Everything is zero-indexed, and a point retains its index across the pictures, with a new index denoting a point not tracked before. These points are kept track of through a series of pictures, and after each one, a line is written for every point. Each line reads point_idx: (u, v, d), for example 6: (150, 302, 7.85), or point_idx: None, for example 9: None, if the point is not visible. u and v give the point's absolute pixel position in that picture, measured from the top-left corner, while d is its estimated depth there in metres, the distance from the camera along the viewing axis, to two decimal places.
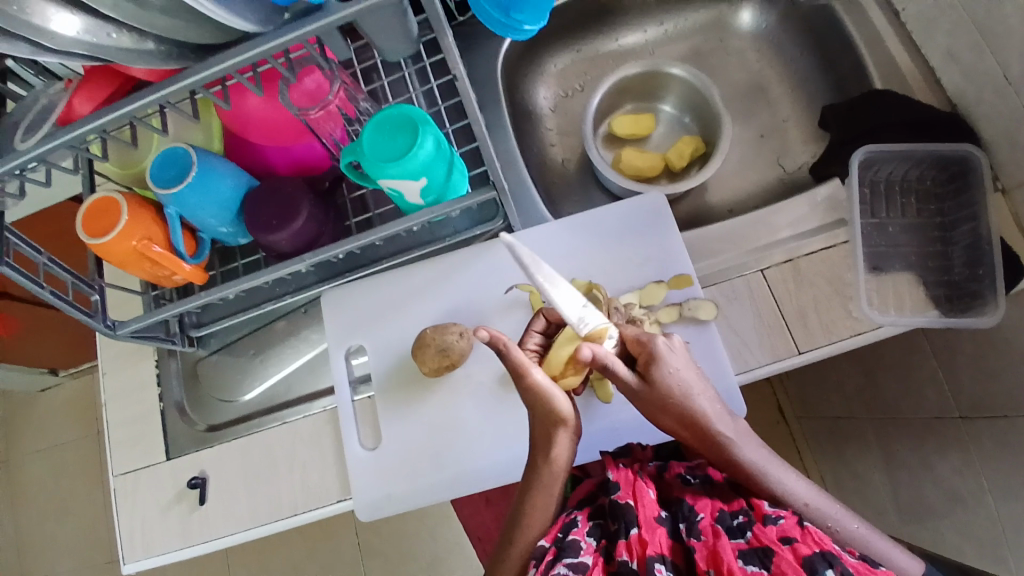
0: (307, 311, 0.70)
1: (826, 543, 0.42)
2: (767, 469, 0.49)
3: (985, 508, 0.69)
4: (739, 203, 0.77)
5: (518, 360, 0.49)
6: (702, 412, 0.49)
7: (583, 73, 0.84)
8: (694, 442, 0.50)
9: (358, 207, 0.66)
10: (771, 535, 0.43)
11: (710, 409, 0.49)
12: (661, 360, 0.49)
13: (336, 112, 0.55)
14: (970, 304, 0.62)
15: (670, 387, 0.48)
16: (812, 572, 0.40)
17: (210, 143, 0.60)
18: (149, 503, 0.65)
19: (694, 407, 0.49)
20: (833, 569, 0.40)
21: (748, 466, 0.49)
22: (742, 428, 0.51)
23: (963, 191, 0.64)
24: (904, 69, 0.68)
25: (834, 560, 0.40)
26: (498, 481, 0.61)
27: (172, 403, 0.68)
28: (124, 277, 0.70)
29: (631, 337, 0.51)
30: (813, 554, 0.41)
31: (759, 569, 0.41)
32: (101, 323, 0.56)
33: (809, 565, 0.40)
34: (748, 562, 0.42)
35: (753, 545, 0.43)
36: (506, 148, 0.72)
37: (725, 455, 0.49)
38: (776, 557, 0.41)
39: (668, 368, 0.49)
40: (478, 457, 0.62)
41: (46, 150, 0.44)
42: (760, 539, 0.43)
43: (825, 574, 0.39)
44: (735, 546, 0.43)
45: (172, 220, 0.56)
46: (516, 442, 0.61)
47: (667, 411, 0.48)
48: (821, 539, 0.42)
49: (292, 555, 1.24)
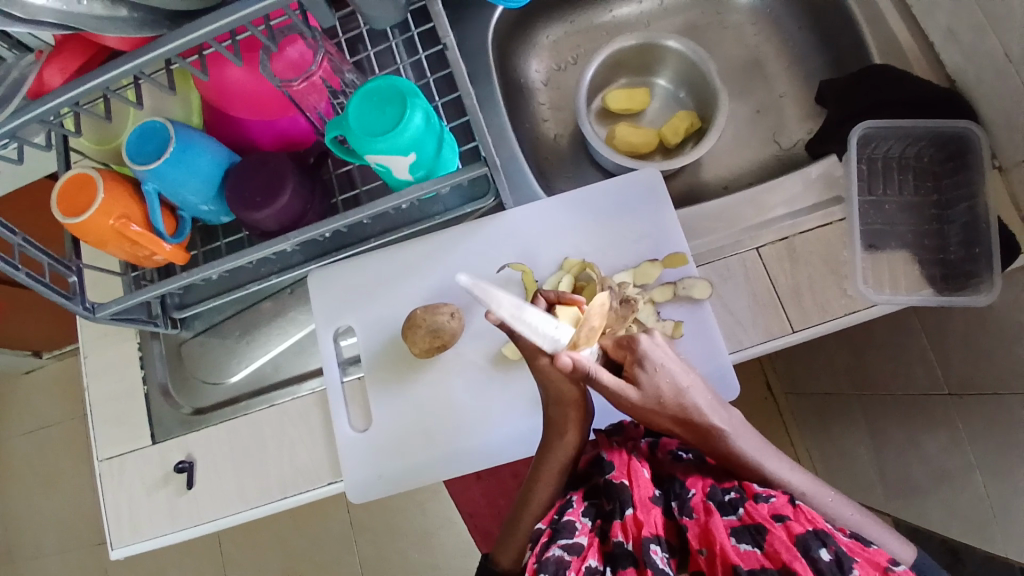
0: (293, 292, 0.68)
1: (819, 521, 0.42)
2: (761, 458, 0.48)
3: (970, 485, 0.69)
4: (734, 180, 0.75)
5: None
6: (692, 406, 0.47)
7: (577, 46, 0.82)
8: (690, 436, 0.49)
9: (344, 183, 0.64)
10: (763, 513, 0.43)
11: (704, 403, 0.47)
12: (647, 359, 0.46)
13: (320, 83, 0.53)
14: (963, 283, 0.62)
15: (659, 386, 0.46)
16: (804, 551, 0.40)
17: (189, 117, 0.58)
18: (135, 486, 0.64)
19: (688, 403, 0.47)
20: (825, 548, 0.40)
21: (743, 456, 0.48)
22: (737, 417, 0.49)
23: (962, 170, 0.63)
24: (904, 45, 0.67)
25: (826, 539, 0.41)
26: (520, 452, 0.60)
27: (156, 385, 0.66)
28: (104, 256, 0.68)
29: (611, 344, 0.48)
30: (806, 533, 0.41)
31: (751, 547, 0.42)
32: (80, 306, 0.54)
33: (802, 543, 0.41)
34: (741, 541, 0.43)
35: (745, 522, 0.43)
36: (497, 122, 0.70)
37: (720, 447, 0.48)
38: (768, 535, 0.42)
39: (652, 367, 0.46)
40: (490, 431, 0.61)
41: (18, 125, 0.41)
42: (752, 517, 0.43)
43: (818, 553, 0.40)
44: (727, 523, 0.43)
45: (150, 197, 0.54)
46: (531, 414, 0.61)
47: (658, 412, 0.46)
48: (813, 517, 0.42)
49: (282, 533, 1.24)
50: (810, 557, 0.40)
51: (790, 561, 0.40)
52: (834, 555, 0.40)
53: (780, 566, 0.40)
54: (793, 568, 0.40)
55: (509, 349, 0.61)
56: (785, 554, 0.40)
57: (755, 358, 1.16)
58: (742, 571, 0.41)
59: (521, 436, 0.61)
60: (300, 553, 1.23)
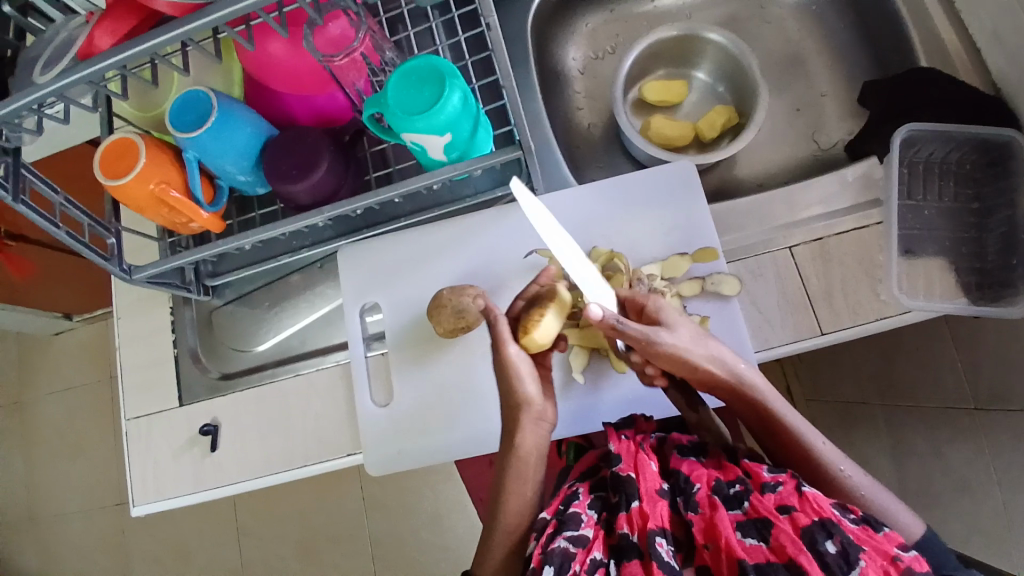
0: (323, 267, 0.69)
1: (825, 510, 0.42)
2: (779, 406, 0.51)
3: (992, 502, 0.68)
4: (768, 178, 0.74)
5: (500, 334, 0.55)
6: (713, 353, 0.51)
7: (615, 35, 0.81)
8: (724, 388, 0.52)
9: (378, 162, 0.64)
10: (768, 505, 0.43)
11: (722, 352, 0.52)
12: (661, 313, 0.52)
13: (359, 59, 0.53)
14: (999, 294, 0.60)
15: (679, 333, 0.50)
16: (809, 543, 0.40)
17: (230, 89, 0.59)
18: (162, 447, 0.65)
19: (711, 347, 0.51)
20: (832, 540, 0.40)
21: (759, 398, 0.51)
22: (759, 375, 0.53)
23: (1003, 177, 0.62)
24: (952, 46, 0.65)
25: (832, 529, 0.40)
26: (477, 450, 0.62)
27: (186, 349, 0.68)
28: (141, 222, 0.69)
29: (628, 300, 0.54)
30: (812, 525, 0.41)
31: (757, 541, 0.41)
32: (117, 267, 0.56)
33: (808, 536, 0.41)
34: (746, 535, 0.42)
35: (751, 515, 0.43)
36: (532, 108, 0.70)
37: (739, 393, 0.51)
38: (774, 528, 0.42)
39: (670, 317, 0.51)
40: (453, 429, 0.62)
41: (67, 85, 0.42)
42: (758, 509, 0.43)
43: (824, 546, 0.40)
44: (732, 518, 0.43)
45: (191, 165, 0.55)
46: (485, 414, 0.62)
47: (693, 355, 0.50)
48: (820, 507, 0.42)
49: (297, 505, 1.27)
50: (816, 550, 0.40)
51: (795, 554, 0.40)
52: (840, 546, 0.40)
53: (786, 560, 0.40)
54: (799, 561, 0.39)
55: None
56: (791, 548, 0.40)
57: (778, 361, 1.14)
58: (747, 565, 0.40)
59: (492, 431, 0.62)
60: (314, 525, 1.25)
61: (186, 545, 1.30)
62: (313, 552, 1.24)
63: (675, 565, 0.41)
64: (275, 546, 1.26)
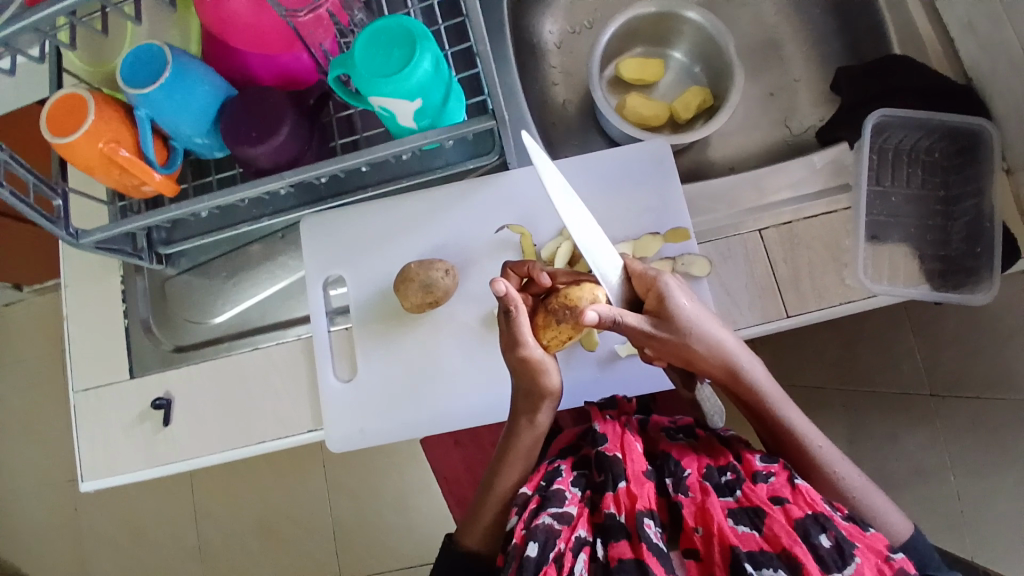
0: (285, 236, 0.67)
1: (818, 505, 0.42)
2: (782, 406, 0.50)
3: (945, 484, 0.70)
4: (741, 161, 0.74)
5: (520, 331, 0.46)
6: (722, 345, 0.48)
7: (593, 10, 0.80)
8: (721, 378, 0.49)
9: (344, 128, 0.62)
10: (761, 495, 0.43)
11: (728, 343, 0.48)
12: (671, 296, 0.46)
13: (326, 17, 0.51)
14: (962, 281, 0.62)
15: (688, 322, 0.46)
16: (803, 536, 0.40)
17: (187, 45, 0.55)
18: (111, 422, 0.62)
19: (718, 341, 0.47)
20: (826, 534, 0.40)
21: (766, 400, 0.50)
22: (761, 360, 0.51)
23: (970, 166, 0.63)
24: (925, 35, 0.65)
25: (826, 524, 0.41)
26: (468, 422, 0.61)
27: (137, 320, 0.64)
28: (90, 184, 0.65)
29: (637, 272, 0.48)
30: (806, 517, 0.41)
31: (749, 530, 0.42)
32: (64, 231, 0.52)
33: (802, 528, 0.41)
34: (738, 522, 0.42)
35: (743, 504, 0.43)
36: (506, 80, 0.68)
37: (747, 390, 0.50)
38: (768, 518, 0.42)
39: (679, 301, 0.47)
40: (448, 399, 0.61)
41: (11, 33, 0.39)
42: (751, 499, 0.43)
43: (818, 540, 0.40)
44: (724, 505, 0.44)
45: (142, 123, 0.52)
46: (480, 386, 0.60)
47: (693, 352, 0.47)
48: (813, 500, 0.42)
49: (257, 485, 1.24)
50: (811, 543, 0.40)
51: (790, 545, 0.40)
52: (834, 541, 0.40)
53: (780, 550, 0.40)
54: (793, 552, 0.39)
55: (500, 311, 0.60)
56: (786, 538, 0.40)
57: None
58: (741, 553, 0.40)
59: (484, 403, 0.60)
60: (275, 505, 1.23)
61: (141, 525, 1.26)
62: (274, 532, 1.22)
63: (663, 547, 0.41)
64: (235, 526, 1.23)
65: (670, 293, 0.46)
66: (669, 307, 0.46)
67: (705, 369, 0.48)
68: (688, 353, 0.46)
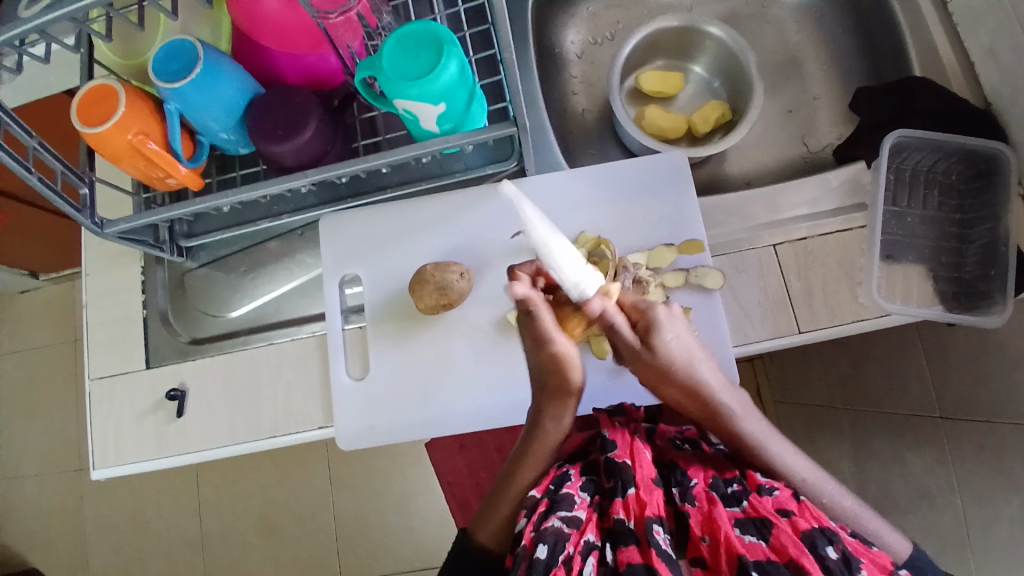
0: (303, 234, 0.68)
1: (824, 519, 0.43)
2: (767, 443, 0.49)
3: (951, 509, 0.70)
4: (757, 176, 0.75)
5: (542, 329, 0.48)
6: (703, 380, 0.49)
7: (615, 21, 0.81)
8: (695, 414, 0.51)
9: (367, 130, 0.63)
10: (768, 506, 0.44)
11: (712, 382, 0.50)
12: (661, 326, 0.49)
13: (355, 19, 0.52)
14: (975, 304, 0.62)
15: (673, 352, 0.48)
16: (811, 547, 0.41)
17: (217, 41, 0.56)
18: (125, 410, 0.63)
19: (699, 377, 0.49)
20: (833, 546, 0.40)
21: (747, 437, 0.49)
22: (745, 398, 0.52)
23: (986, 190, 0.63)
24: (946, 58, 0.66)
25: (833, 537, 0.41)
26: (476, 425, 0.61)
27: (156, 311, 0.66)
28: (116, 174, 0.67)
29: (629, 302, 0.50)
30: (813, 530, 0.41)
31: (756, 539, 0.42)
32: (89, 220, 0.53)
33: (809, 540, 0.41)
34: (745, 532, 0.42)
35: (750, 514, 0.43)
36: (528, 88, 0.69)
37: (725, 424, 0.50)
38: (774, 528, 0.42)
39: (667, 333, 0.49)
40: (457, 401, 0.61)
41: (48, 23, 0.40)
42: (758, 509, 0.43)
43: (826, 551, 0.40)
44: (731, 514, 0.44)
45: (171, 117, 0.53)
46: (490, 390, 0.61)
47: (665, 381, 0.49)
48: (819, 515, 0.43)
49: (261, 481, 1.24)
50: (818, 554, 0.40)
51: (797, 555, 0.40)
52: (841, 553, 0.40)
53: (787, 560, 0.40)
54: (801, 562, 0.39)
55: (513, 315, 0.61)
56: (794, 549, 0.40)
57: (750, 362, 1.16)
58: (748, 562, 0.40)
59: (493, 407, 0.61)
60: (277, 501, 1.23)
61: (143, 515, 1.27)
62: (275, 528, 1.23)
63: (672, 554, 0.42)
64: (236, 521, 1.24)
65: (662, 323, 0.49)
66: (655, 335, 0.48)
67: (679, 401, 0.50)
68: (660, 381, 0.49)
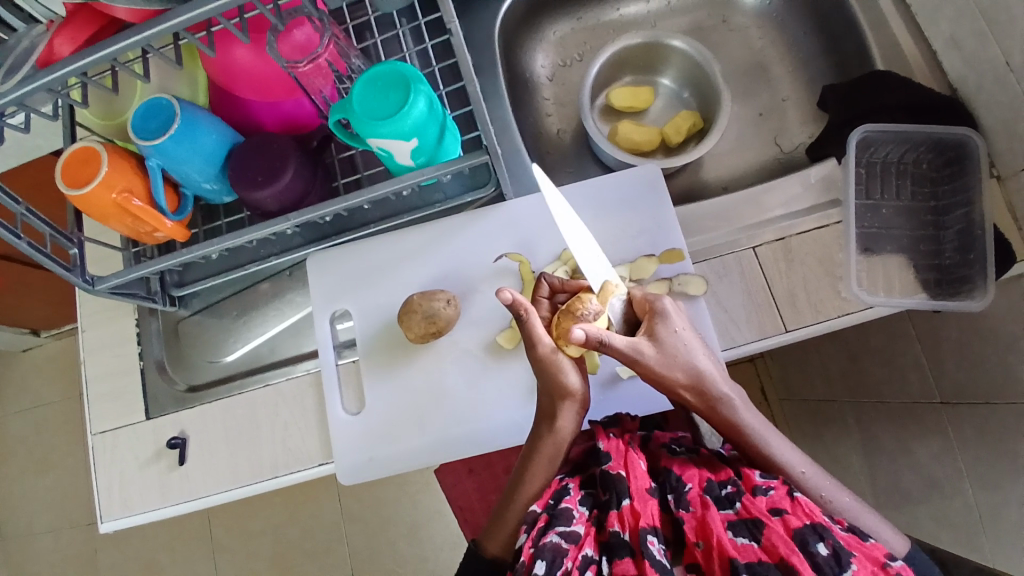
0: (292, 274, 0.69)
1: (817, 515, 0.43)
2: (765, 436, 0.50)
3: (960, 494, 0.69)
4: (734, 181, 0.76)
5: (531, 329, 0.49)
6: (704, 371, 0.50)
7: (583, 42, 0.83)
8: (698, 405, 0.51)
9: (347, 168, 0.64)
10: (760, 507, 0.44)
11: (712, 370, 0.50)
12: (668, 317, 0.50)
13: (326, 66, 0.53)
14: (958, 289, 0.62)
15: (675, 343, 0.49)
16: (802, 545, 0.41)
17: (196, 95, 0.59)
18: (127, 462, 0.64)
19: (699, 367, 0.50)
20: (823, 542, 0.41)
21: (747, 432, 0.50)
22: (743, 393, 0.52)
23: (958, 176, 0.64)
24: (907, 51, 0.67)
25: (823, 533, 0.41)
26: (475, 449, 0.61)
27: (152, 361, 0.67)
28: (106, 231, 0.69)
29: (639, 296, 0.52)
30: (804, 527, 0.42)
31: (748, 541, 0.42)
32: (80, 278, 0.54)
33: (800, 537, 0.41)
34: (738, 534, 0.43)
35: (742, 516, 0.44)
36: (500, 113, 0.70)
37: (726, 416, 0.50)
38: (766, 528, 0.42)
39: (673, 327, 0.50)
40: (453, 427, 0.62)
41: (25, 94, 0.41)
42: (750, 510, 0.44)
43: (816, 548, 0.41)
44: (724, 517, 0.44)
45: (153, 171, 0.54)
46: (485, 413, 0.61)
47: (671, 375, 0.49)
48: (811, 511, 0.43)
49: (274, 519, 1.24)
50: (808, 551, 0.41)
51: (787, 555, 0.40)
52: (831, 549, 0.40)
53: (777, 559, 0.41)
54: (790, 561, 0.40)
55: (505, 337, 0.62)
56: (784, 548, 0.41)
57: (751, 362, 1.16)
58: (738, 564, 0.41)
59: (488, 432, 0.61)
60: (290, 539, 1.23)
61: (159, 565, 1.27)
62: (291, 567, 1.22)
63: (666, 563, 0.42)
64: (251, 564, 1.23)
65: (665, 317, 0.50)
66: (657, 331, 0.50)
67: (683, 393, 0.50)
68: (666, 376, 0.49)
